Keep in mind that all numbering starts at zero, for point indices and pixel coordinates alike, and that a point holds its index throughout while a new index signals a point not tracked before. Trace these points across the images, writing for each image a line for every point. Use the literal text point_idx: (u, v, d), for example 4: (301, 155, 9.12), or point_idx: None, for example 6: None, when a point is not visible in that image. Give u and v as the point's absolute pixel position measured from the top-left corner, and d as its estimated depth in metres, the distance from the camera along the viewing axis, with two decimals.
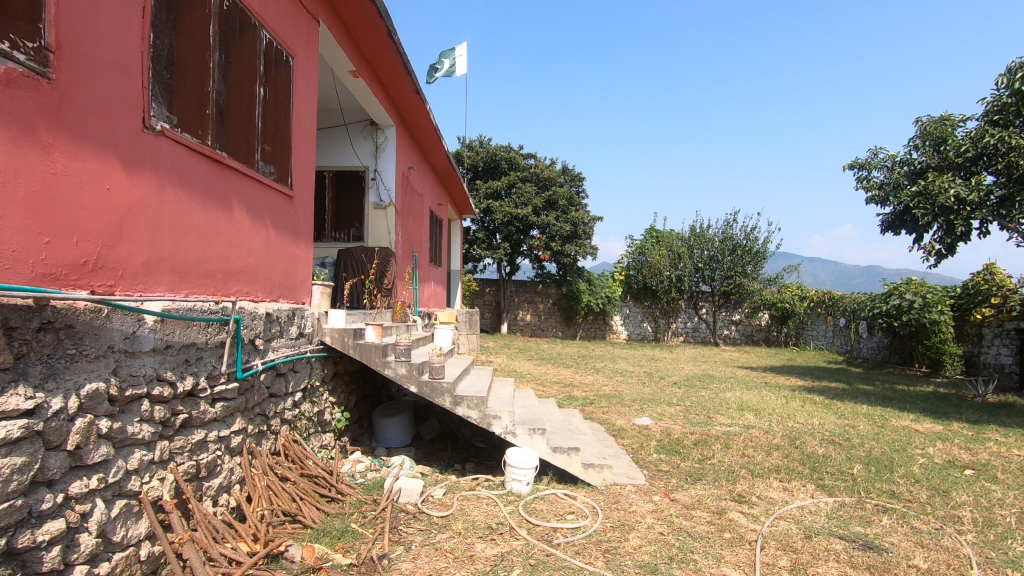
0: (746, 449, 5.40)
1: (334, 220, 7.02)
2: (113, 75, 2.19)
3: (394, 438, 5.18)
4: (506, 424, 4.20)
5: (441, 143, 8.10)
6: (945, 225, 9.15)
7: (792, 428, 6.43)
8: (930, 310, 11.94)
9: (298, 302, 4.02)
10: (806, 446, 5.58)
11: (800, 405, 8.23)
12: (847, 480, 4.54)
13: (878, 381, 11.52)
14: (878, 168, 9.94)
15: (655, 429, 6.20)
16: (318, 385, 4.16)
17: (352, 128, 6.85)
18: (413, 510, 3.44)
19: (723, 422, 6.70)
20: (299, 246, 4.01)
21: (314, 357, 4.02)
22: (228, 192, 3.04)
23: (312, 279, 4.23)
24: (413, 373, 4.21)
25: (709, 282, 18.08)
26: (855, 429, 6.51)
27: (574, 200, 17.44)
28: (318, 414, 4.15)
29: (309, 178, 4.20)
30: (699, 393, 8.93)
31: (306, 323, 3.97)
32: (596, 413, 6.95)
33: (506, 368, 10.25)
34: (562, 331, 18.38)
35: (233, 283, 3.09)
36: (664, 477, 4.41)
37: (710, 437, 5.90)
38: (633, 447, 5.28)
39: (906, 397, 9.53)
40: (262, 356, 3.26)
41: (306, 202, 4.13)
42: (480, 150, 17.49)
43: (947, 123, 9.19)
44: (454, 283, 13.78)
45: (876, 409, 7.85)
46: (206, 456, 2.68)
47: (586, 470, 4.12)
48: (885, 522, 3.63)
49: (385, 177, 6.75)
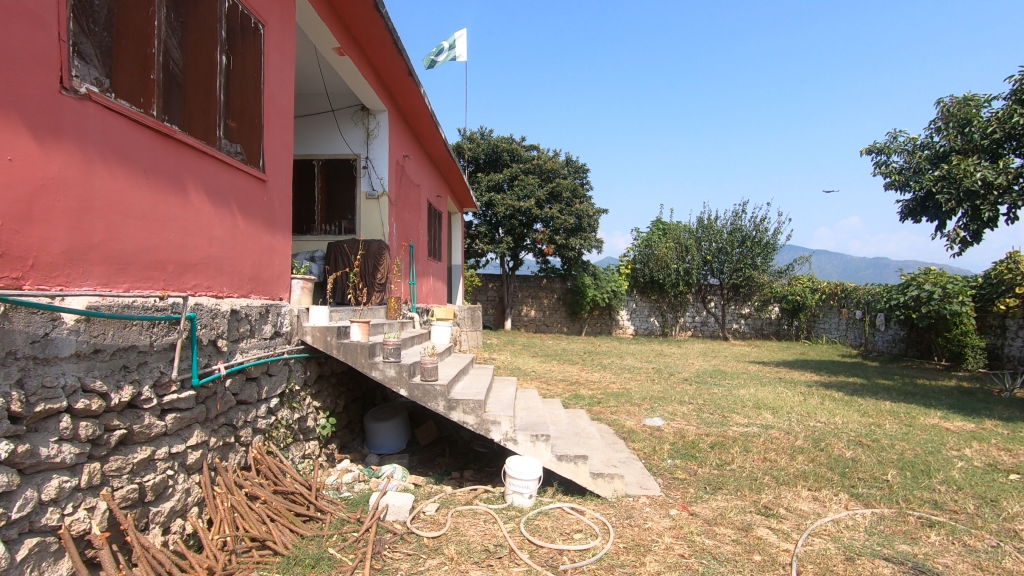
0: (767, 453, 4.99)
1: (324, 212, 6.62)
2: (18, 24, 1.80)
3: (387, 444, 4.81)
4: (507, 430, 3.81)
5: (438, 130, 7.70)
6: (970, 211, 8.66)
7: (815, 429, 6.00)
8: (951, 301, 11.47)
9: (275, 298, 3.64)
10: (832, 448, 5.16)
11: (819, 402, 7.80)
12: (883, 488, 4.12)
13: (898, 375, 11.05)
14: (897, 152, 9.47)
15: (668, 430, 5.79)
16: (299, 389, 3.79)
17: (341, 114, 6.45)
18: (400, 531, 3.06)
19: (740, 422, 6.28)
20: (275, 236, 3.63)
21: (292, 358, 3.64)
22: (182, 172, 2.66)
23: (291, 272, 3.84)
24: (403, 375, 3.82)
25: (717, 275, 17.63)
26: (881, 429, 6.08)
27: (579, 191, 16.97)
28: (298, 422, 3.77)
29: (287, 161, 3.81)
30: (711, 391, 8.52)
31: (282, 322, 3.59)
32: (604, 413, 6.54)
33: (509, 366, 9.84)
34: (567, 326, 17.97)
35: (189, 276, 2.70)
36: (681, 487, 4.00)
37: (727, 439, 5.48)
38: (645, 452, 4.87)
39: (929, 392, 9.08)
40: (226, 359, 2.87)
41: (283, 189, 3.75)
42: (480, 142, 17.09)
43: (971, 103, 8.69)
44: (455, 279, 13.41)
45: (901, 406, 7.40)
46: (153, 477, 2.31)
47: (596, 480, 3.72)
48: (934, 539, 3.23)
49: (377, 165, 6.36)
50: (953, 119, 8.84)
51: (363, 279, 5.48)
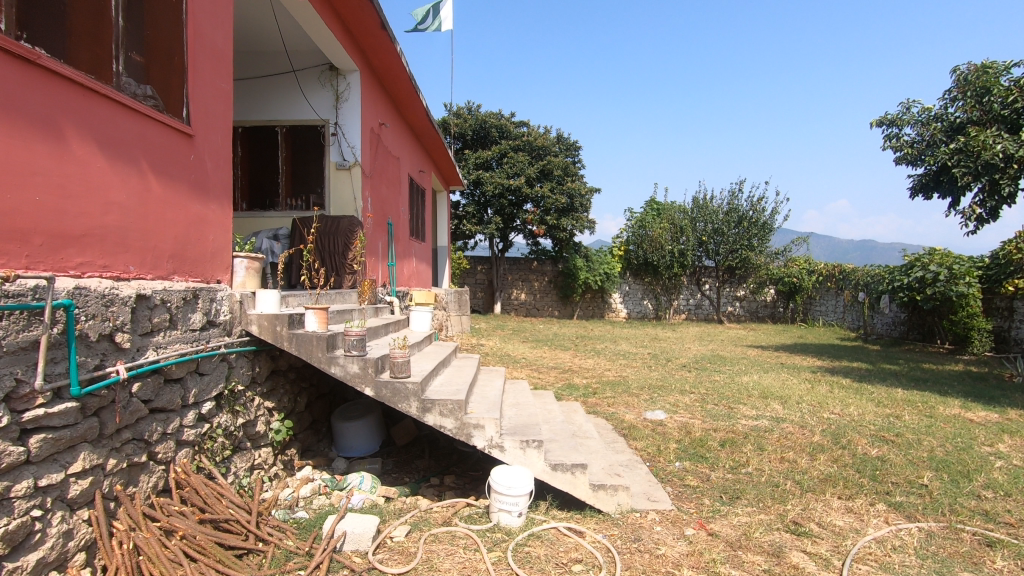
0: (784, 451, 4.48)
1: (290, 186, 5.90)
2: None
3: (358, 447, 4.23)
4: (492, 436, 3.23)
5: (419, 96, 7.00)
6: (988, 185, 8.14)
7: (831, 422, 5.51)
8: (957, 282, 11.03)
9: (210, 281, 3.00)
10: (855, 445, 4.66)
11: (827, 390, 7.33)
12: (922, 495, 3.60)
13: (902, 359, 10.64)
14: (910, 124, 8.89)
15: (671, 425, 5.26)
16: (244, 389, 3.18)
17: (305, 75, 5.75)
18: (359, 567, 2.49)
19: (748, 414, 5.77)
20: (207, 206, 2.96)
21: (232, 353, 3.02)
22: (56, 113, 2.00)
23: (231, 249, 3.19)
24: (368, 372, 3.22)
25: (713, 257, 17.11)
26: (901, 421, 5.60)
27: (570, 170, 16.30)
28: (244, 429, 3.17)
29: (224, 115, 3.14)
30: (712, 378, 8.02)
31: (218, 309, 2.96)
32: (600, 405, 5.99)
33: (497, 353, 9.26)
34: (559, 310, 17.44)
35: (69, 250, 2.06)
36: (694, 497, 3.47)
37: (737, 435, 4.97)
38: (649, 453, 4.33)
39: (939, 378, 8.67)
40: (130, 359, 2.25)
41: (219, 149, 3.08)
42: (468, 117, 16.31)
43: (991, 70, 8.09)
44: (441, 261, 12.77)
45: (915, 395, 6.95)
46: (7, 523, 1.72)
47: (596, 493, 3.17)
48: (1002, 566, 2.71)
49: (348, 132, 5.67)
50: (971, 88, 8.26)
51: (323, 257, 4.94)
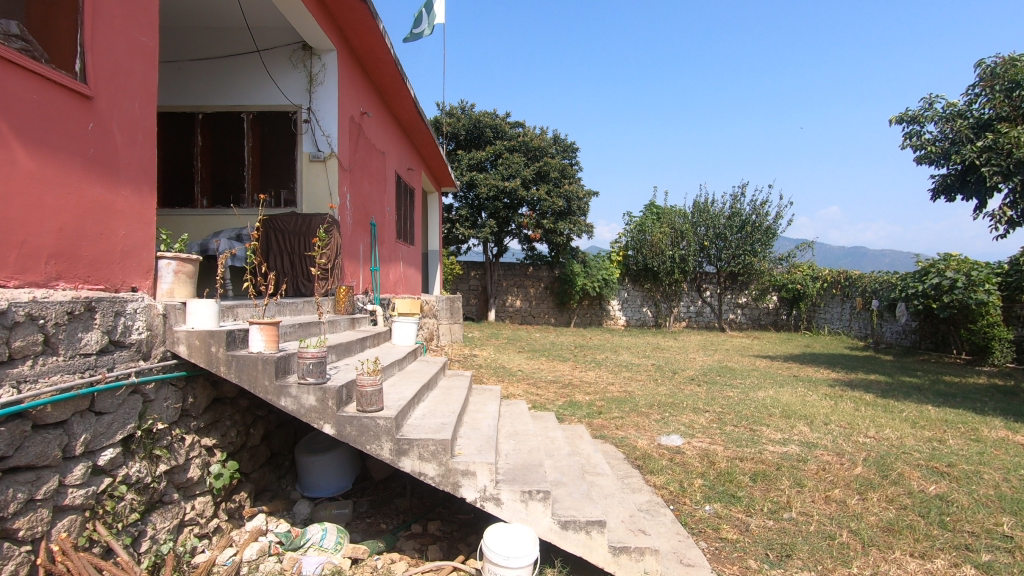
0: (827, 487, 3.84)
1: (257, 180, 5.23)
2: None
3: (326, 485, 3.52)
4: (485, 485, 2.57)
5: (406, 84, 6.36)
6: (1020, 186, 7.56)
7: (869, 448, 4.86)
8: (976, 289, 10.45)
9: (121, 288, 2.32)
10: (907, 479, 4.02)
11: (852, 408, 6.71)
12: (1012, 552, 2.96)
13: (921, 371, 10.04)
14: (933, 121, 8.30)
15: (691, 453, 4.60)
16: (169, 426, 2.50)
17: (274, 54, 5.08)
18: None
19: (774, 439, 5.12)
20: (114, 189, 2.28)
21: (150, 382, 2.34)
22: None
23: (154, 249, 2.51)
24: (328, 406, 2.56)
25: (714, 262, 16.49)
26: (948, 446, 4.96)
27: (568, 171, 15.65)
28: (170, 476, 2.50)
29: (146, 78, 2.46)
30: (725, 393, 7.35)
31: (130, 325, 2.28)
32: (607, 428, 5.32)
33: (492, 364, 8.58)
34: (555, 317, 16.79)
35: None
36: (736, 558, 2.82)
37: (768, 465, 4.31)
38: (671, 492, 3.66)
39: (967, 392, 8.05)
40: None
41: (134, 119, 2.39)
42: (461, 116, 15.68)
43: (1021, 62, 7.49)
44: (432, 266, 12.08)
45: (949, 414, 6.34)
46: None
47: (617, 559, 2.51)
48: None
49: (323, 119, 5.01)
50: (999, 82, 7.66)
51: (283, 257, 4.38)
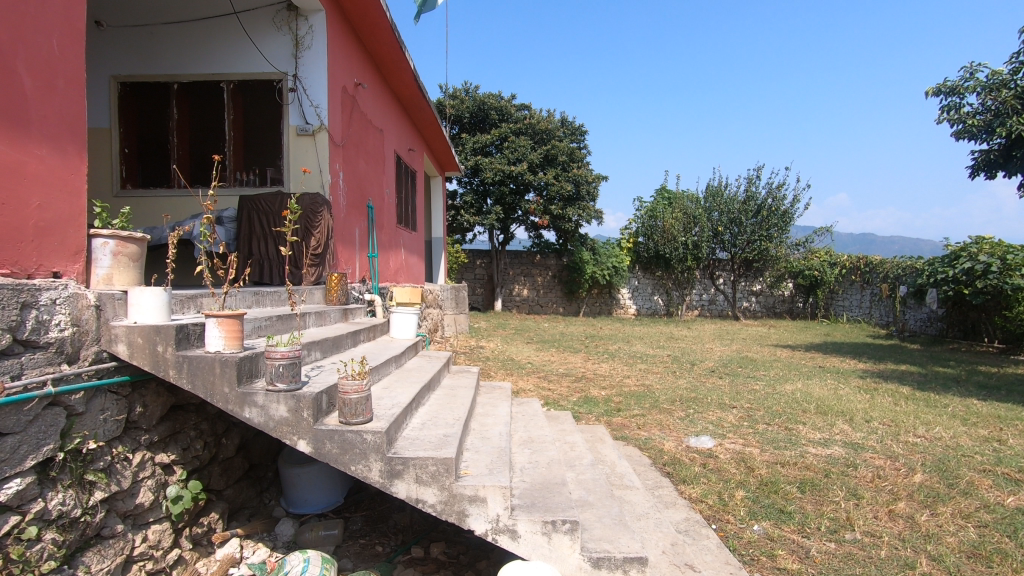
0: (889, 499, 3.33)
1: (239, 157, 4.74)
2: None
3: (315, 500, 3.03)
4: (499, 514, 2.08)
5: (406, 55, 5.81)
6: None
7: (923, 451, 4.33)
8: (1012, 274, 9.84)
9: (35, 272, 1.83)
10: (978, 489, 3.51)
11: (891, 402, 6.18)
12: None
13: (954, 361, 9.47)
14: (974, 92, 7.67)
15: (725, 457, 4.10)
16: (108, 441, 2.02)
17: (255, 16, 4.55)
18: None
19: (814, 440, 4.60)
20: (22, 146, 1.79)
21: (76, 392, 1.86)
22: None
23: (85, 226, 2.03)
24: (303, 418, 2.07)
25: (728, 249, 15.85)
26: (1011, 447, 4.44)
27: (576, 155, 15.06)
28: (109, 505, 2.02)
29: (68, 10, 1.95)
30: (750, 387, 6.81)
31: (47, 319, 1.80)
32: (628, 428, 4.82)
33: (500, 356, 8.08)
34: (564, 307, 16.28)
35: None
36: None
37: (816, 471, 3.81)
38: (712, 507, 3.16)
39: (1011, 384, 7.49)
40: None
41: (53, 60, 1.89)
42: (464, 98, 15.08)
43: None
44: (436, 253, 11.58)
45: (999, 408, 5.81)
46: None
47: None
48: None
49: (311, 87, 4.49)
50: None
51: (266, 240, 3.90)
